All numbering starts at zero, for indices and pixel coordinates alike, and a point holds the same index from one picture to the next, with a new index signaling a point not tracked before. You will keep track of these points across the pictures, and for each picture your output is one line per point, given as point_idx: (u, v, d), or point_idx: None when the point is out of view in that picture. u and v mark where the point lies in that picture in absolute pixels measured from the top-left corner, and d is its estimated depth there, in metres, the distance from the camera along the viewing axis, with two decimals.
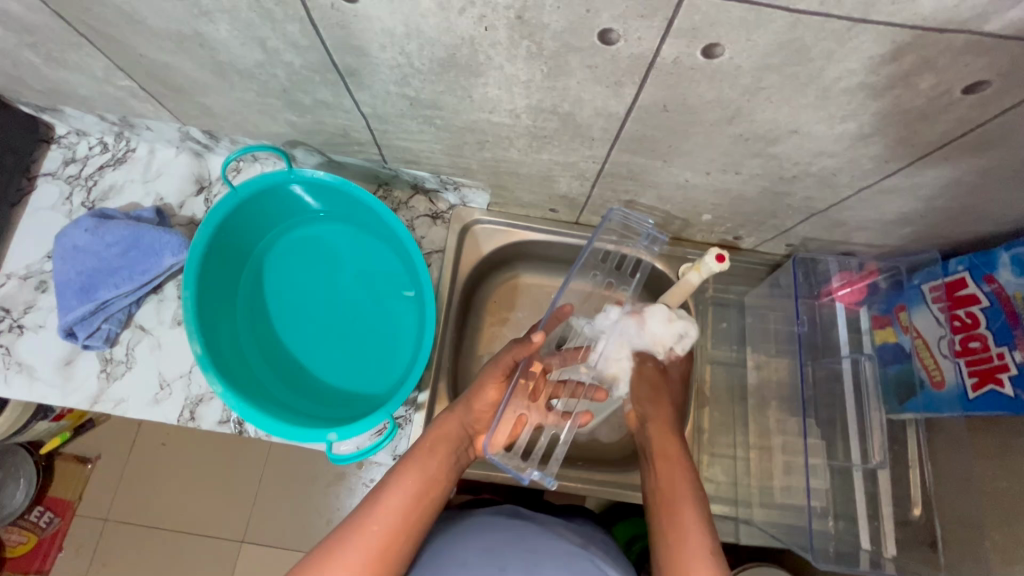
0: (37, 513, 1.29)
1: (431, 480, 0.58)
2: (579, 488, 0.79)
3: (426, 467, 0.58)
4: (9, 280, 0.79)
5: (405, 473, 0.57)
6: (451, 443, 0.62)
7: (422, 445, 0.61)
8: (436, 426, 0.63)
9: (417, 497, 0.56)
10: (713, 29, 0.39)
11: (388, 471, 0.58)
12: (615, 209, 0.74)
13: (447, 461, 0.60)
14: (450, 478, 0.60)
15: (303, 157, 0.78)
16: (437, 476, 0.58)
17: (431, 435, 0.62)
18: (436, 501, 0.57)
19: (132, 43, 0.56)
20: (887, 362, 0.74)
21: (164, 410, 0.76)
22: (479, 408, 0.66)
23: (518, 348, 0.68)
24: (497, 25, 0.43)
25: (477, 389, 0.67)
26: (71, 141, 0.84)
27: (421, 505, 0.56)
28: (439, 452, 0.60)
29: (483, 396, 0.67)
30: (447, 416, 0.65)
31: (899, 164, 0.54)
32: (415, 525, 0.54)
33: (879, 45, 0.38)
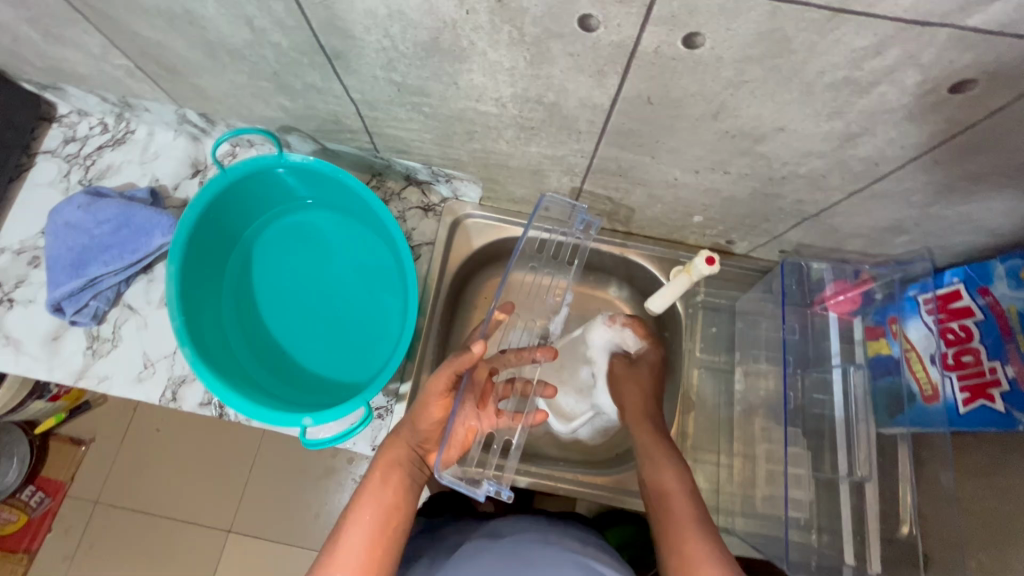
0: (29, 492, 1.29)
1: (389, 510, 0.60)
2: (561, 489, 0.79)
3: (381, 498, 0.60)
4: (3, 254, 0.80)
5: (362, 510, 0.59)
6: (403, 465, 0.64)
7: (373, 475, 0.62)
8: (384, 450, 0.64)
9: (378, 530, 0.58)
10: (693, 17, 0.39)
11: (348, 508, 0.60)
12: (545, 196, 0.72)
13: (402, 487, 0.62)
14: (410, 498, 0.62)
15: (297, 144, 0.78)
16: (394, 503, 0.60)
17: (381, 463, 0.64)
18: (400, 528, 0.60)
19: (126, 20, 0.56)
20: (877, 375, 0.72)
21: (147, 389, 0.76)
22: (424, 427, 0.65)
23: (457, 369, 0.62)
24: (477, 8, 0.43)
25: (421, 410, 0.64)
26: (73, 121, 0.85)
27: (386, 536, 0.58)
28: (392, 480, 0.62)
29: (428, 415, 0.64)
30: (392, 441, 0.65)
31: (889, 167, 0.53)
32: (381, 558, 0.57)
33: (862, 38, 0.38)
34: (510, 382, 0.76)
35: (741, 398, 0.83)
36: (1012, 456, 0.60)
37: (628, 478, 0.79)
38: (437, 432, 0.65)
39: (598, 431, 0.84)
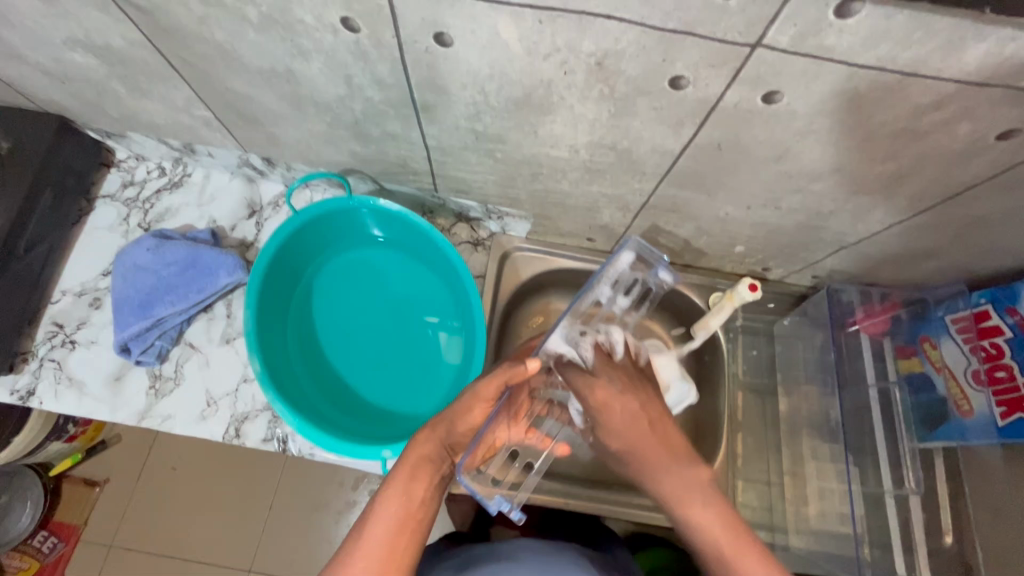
0: (41, 538, 1.27)
1: (413, 508, 0.54)
2: (634, 515, 0.81)
3: (407, 495, 0.55)
4: (64, 297, 0.81)
5: (384, 505, 0.54)
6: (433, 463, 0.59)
7: (400, 469, 0.57)
8: (416, 444, 0.59)
9: (398, 531, 0.53)
10: (777, 78, 0.44)
11: (370, 500, 0.56)
12: (629, 241, 0.70)
13: (429, 485, 0.57)
14: (435, 500, 0.57)
15: (355, 185, 0.82)
16: (418, 504, 0.55)
17: (411, 457, 0.58)
18: (420, 531, 0.54)
19: (221, 77, 0.60)
20: (914, 391, 0.77)
21: (209, 426, 0.77)
22: (462, 428, 0.62)
23: (508, 376, 0.63)
24: (576, 70, 0.47)
25: (462, 409, 0.62)
26: (131, 165, 0.88)
27: (405, 538, 0.53)
28: (419, 478, 0.57)
29: (468, 417, 0.62)
30: (424, 435, 0.60)
31: (931, 202, 0.58)
32: (396, 562, 0.51)
33: (926, 95, 0.43)
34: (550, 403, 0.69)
35: (785, 417, 0.86)
36: None
37: None
38: (469, 436, 0.62)
39: None
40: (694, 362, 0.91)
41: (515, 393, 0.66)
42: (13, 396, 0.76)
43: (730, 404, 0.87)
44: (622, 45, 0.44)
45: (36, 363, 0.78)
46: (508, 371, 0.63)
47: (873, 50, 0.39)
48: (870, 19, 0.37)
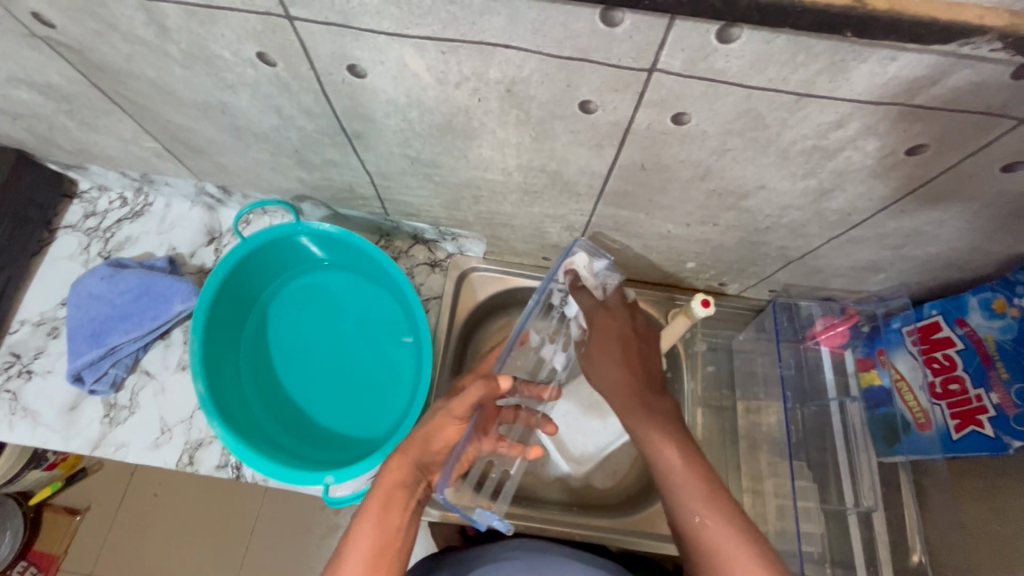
0: (20, 568, 1.25)
1: (389, 537, 0.54)
2: (634, 542, 0.78)
3: (382, 525, 0.54)
4: (22, 326, 0.82)
5: (361, 536, 0.53)
6: (406, 487, 0.57)
7: (373, 497, 0.56)
8: (388, 470, 0.57)
9: (376, 561, 0.52)
10: (680, 101, 0.45)
11: (345, 529, 0.55)
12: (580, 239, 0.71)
13: (404, 511, 0.56)
14: (411, 526, 0.57)
15: (310, 211, 0.83)
16: (392, 531, 0.55)
17: (383, 483, 0.57)
18: (397, 558, 0.54)
19: (160, 111, 0.62)
20: (872, 404, 0.76)
21: (163, 454, 0.77)
22: (437, 447, 0.61)
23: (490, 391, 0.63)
24: (489, 97, 0.48)
25: (435, 426, 0.61)
26: (93, 196, 0.89)
27: (383, 568, 0.53)
28: (394, 504, 0.56)
29: (444, 434, 0.61)
30: (394, 459, 0.59)
31: (861, 217, 0.59)
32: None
33: (826, 114, 0.43)
34: (515, 408, 0.73)
35: (744, 434, 0.85)
36: (1006, 478, 0.64)
37: (642, 521, 0.80)
38: (446, 454, 0.62)
39: (609, 473, 0.87)
40: None
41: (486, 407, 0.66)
42: None
43: (690, 422, 0.86)
44: (526, 73, 0.44)
45: None
46: (484, 386, 0.62)
47: (763, 72, 0.40)
48: (751, 43, 0.37)
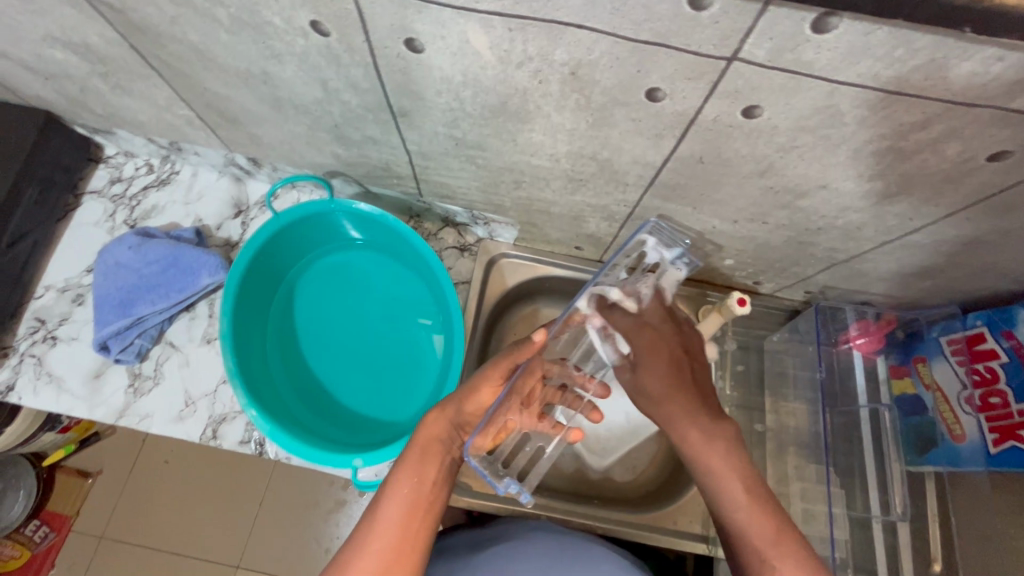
0: (33, 527, 1.24)
1: (427, 489, 0.52)
2: (658, 538, 0.77)
3: (420, 476, 0.52)
4: (47, 292, 0.81)
5: (400, 484, 0.51)
6: (442, 443, 0.56)
7: (411, 451, 0.55)
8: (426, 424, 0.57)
9: (413, 511, 0.50)
10: (754, 93, 0.42)
11: (380, 484, 0.53)
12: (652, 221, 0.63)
13: (441, 466, 0.54)
14: (449, 483, 0.55)
15: (340, 187, 0.81)
16: (431, 482, 0.53)
17: (420, 439, 0.56)
18: (437, 514, 0.52)
19: (199, 77, 0.60)
20: (906, 413, 0.74)
21: (187, 427, 0.76)
22: (471, 409, 0.59)
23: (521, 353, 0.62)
24: (550, 79, 0.46)
25: (469, 388, 0.60)
26: (119, 162, 0.88)
27: (420, 520, 0.50)
28: (431, 459, 0.54)
29: (478, 397, 0.60)
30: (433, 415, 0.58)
31: (921, 222, 0.57)
32: (413, 542, 0.49)
33: (911, 114, 0.41)
34: (560, 389, 0.70)
35: (771, 434, 0.83)
36: None
37: (662, 517, 0.78)
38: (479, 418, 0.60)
39: (628, 467, 0.85)
40: None
41: (526, 377, 0.64)
42: None
43: None
44: (595, 56, 0.42)
45: (17, 359, 0.78)
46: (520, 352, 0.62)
47: (853, 67, 0.38)
48: (848, 35, 0.35)
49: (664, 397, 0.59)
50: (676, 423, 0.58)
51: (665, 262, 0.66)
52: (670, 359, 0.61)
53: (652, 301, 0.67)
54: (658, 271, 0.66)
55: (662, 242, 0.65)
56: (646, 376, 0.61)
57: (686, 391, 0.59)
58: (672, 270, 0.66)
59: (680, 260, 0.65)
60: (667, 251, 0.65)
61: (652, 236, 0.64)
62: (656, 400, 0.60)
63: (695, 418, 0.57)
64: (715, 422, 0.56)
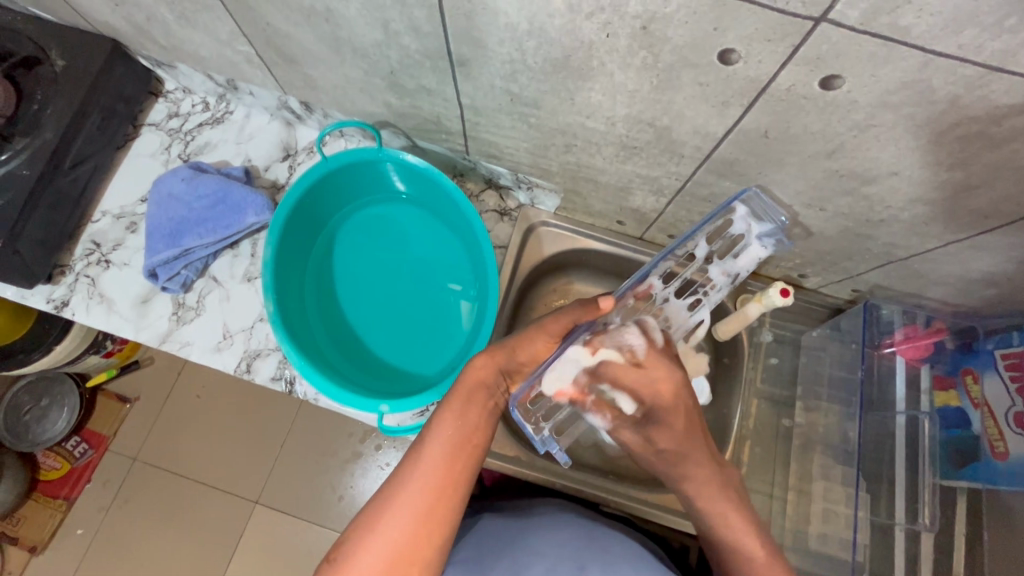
0: (74, 442, 1.32)
1: (468, 432, 0.55)
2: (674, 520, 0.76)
3: (463, 418, 0.56)
4: (104, 217, 0.84)
5: (443, 425, 0.55)
6: (487, 389, 0.59)
7: (455, 396, 0.57)
8: (473, 369, 0.59)
9: (456, 450, 0.54)
10: (838, 60, 0.40)
11: (424, 423, 0.56)
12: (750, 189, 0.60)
13: (483, 409, 0.57)
14: (489, 426, 0.57)
15: (388, 138, 0.81)
16: (472, 426, 0.56)
17: (465, 383, 0.58)
18: (476, 454, 0.55)
19: (263, 12, 0.60)
20: (947, 425, 0.70)
21: (224, 358, 0.79)
22: (524, 357, 0.62)
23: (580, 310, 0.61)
24: (620, 33, 0.44)
25: (528, 338, 0.61)
26: (177, 97, 0.90)
27: (462, 460, 0.53)
28: (474, 402, 0.57)
29: (533, 347, 0.62)
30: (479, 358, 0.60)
31: (997, 222, 0.53)
32: (456, 478, 0.52)
33: (1009, 96, 0.38)
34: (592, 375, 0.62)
35: (798, 432, 0.82)
36: None
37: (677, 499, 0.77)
38: (532, 366, 0.63)
39: None
40: (712, 362, 0.88)
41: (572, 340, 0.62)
42: (49, 304, 0.81)
43: (742, 411, 0.84)
44: (670, 9, 0.40)
45: (73, 277, 0.82)
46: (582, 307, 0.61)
47: (955, 36, 0.35)
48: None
49: (684, 441, 0.61)
50: (695, 472, 0.62)
51: (750, 234, 0.64)
52: (688, 417, 0.61)
53: (727, 275, 0.66)
54: (741, 243, 0.65)
55: (752, 213, 0.62)
56: (663, 390, 0.60)
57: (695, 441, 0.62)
58: (754, 247, 0.64)
59: (764, 236, 0.64)
60: (756, 222, 0.63)
61: (740, 207, 0.62)
62: (678, 443, 0.61)
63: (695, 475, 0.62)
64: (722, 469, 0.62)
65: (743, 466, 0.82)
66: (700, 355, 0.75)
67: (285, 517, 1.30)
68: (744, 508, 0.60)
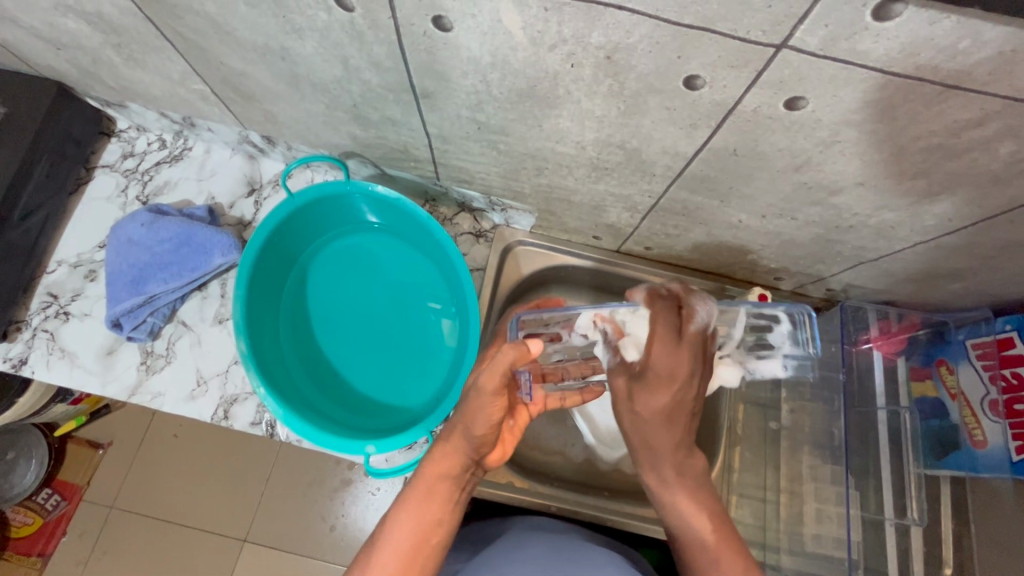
0: (45, 495, 1.26)
1: (427, 531, 0.54)
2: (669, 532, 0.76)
3: (423, 513, 0.54)
4: (59, 267, 0.81)
5: (397, 527, 0.53)
6: (451, 477, 0.56)
7: (415, 489, 0.55)
8: (435, 461, 0.55)
9: (412, 553, 0.52)
10: (802, 83, 0.40)
11: (381, 517, 0.55)
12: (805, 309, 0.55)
13: (447, 500, 0.56)
14: (452, 517, 0.56)
15: (355, 168, 0.79)
16: (432, 524, 0.54)
17: (427, 474, 0.56)
18: (432, 556, 0.54)
19: (215, 51, 0.58)
20: (926, 415, 0.72)
21: (198, 406, 0.76)
22: (480, 428, 0.55)
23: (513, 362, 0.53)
24: (584, 63, 0.44)
25: (475, 407, 0.54)
26: (131, 136, 0.86)
27: (417, 562, 0.52)
28: (435, 497, 0.55)
29: (485, 413, 0.55)
30: (442, 446, 0.57)
31: (961, 224, 0.54)
32: None
33: (966, 111, 0.39)
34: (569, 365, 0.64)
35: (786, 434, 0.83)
36: None
37: None
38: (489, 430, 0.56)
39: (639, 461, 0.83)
40: None
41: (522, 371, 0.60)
42: (6, 363, 0.77)
43: (729, 416, 0.85)
44: (634, 40, 0.40)
45: (30, 333, 0.77)
46: (512, 352, 0.53)
47: (914, 58, 0.35)
48: (911, 24, 0.33)
49: (658, 417, 0.51)
50: (658, 452, 0.54)
51: (781, 351, 0.58)
52: (675, 400, 0.50)
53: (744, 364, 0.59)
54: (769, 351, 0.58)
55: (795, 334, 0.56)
56: (653, 359, 0.49)
57: (671, 422, 0.52)
58: (780, 362, 0.59)
59: (790, 356, 0.59)
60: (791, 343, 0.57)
61: (787, 323, 0.56)
62: (652, 418, 0.51)
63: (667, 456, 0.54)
64: (687, 456, 0.55)
65: (734, 471, 0.83)
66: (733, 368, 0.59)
67: (274, 552, 1.26)
68: (704, 494, 0.56)
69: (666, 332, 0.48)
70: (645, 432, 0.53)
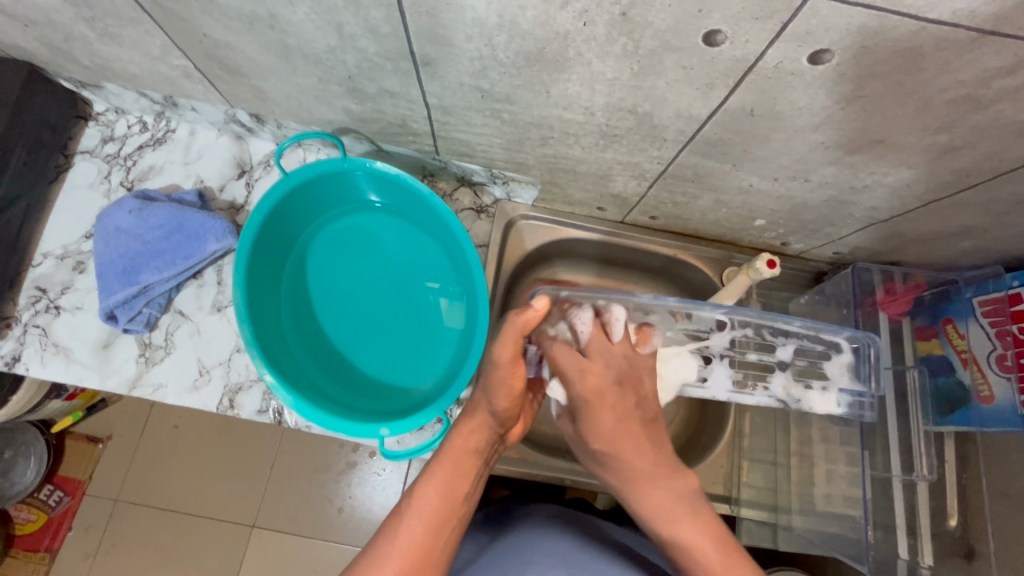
0: (47, 492, 1.25)
1: (454, 499, 0.56)
2: None
3: (453, 480, 0.57)
4: (46, 259, 0.77)
5: (427, 490, 0.55)
6: (477, 455, 0.60)
7: (443, 459, 0.58)
8: (459, 436, 0.60)
9: (442, 518, 0.54)
10: (828, 34, 0.38)
11: (410, 484, 0.57)
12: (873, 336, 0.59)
13: (472, 473, 0.59)
14: (474, 492, 0.59)
15: (350, 144, 0.76)
16: (460, 492, 0.57)
17: (454, 447, 0.59)
18: (455, 527, 0.56)
19: (198, 22, 0.54)
20: (933, 373, 0.72)
21: (203, 397, 0.75)
22: (502, 401, 0.60)
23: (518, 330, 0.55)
24: (597, 21, 0.41)
25: (496, 381, 0.59)
26: (110, 119, 0.82)
27: (444, 531, 0.54)
28: (463, 469, 0.58)
29: (505, 388, 0.59)
30: (468, 425, 0.61)
31: (979, 178, 0.53)
32: (434, 549, 0.53)
33: (999, 58, 0.38)
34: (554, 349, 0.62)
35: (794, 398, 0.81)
36: None
37: None
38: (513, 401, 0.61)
39: None
40: None
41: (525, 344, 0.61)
42: None
43: None
44: None
45: (21, 329, 0.75)
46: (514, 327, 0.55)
47: (950, 2, 0.34)
48: None
49: (617, 435, 0.58)
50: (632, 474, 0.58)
51: (837, 384, 0.62)
52: (621, 413, 0.59)
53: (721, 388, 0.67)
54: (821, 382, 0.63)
55: (855, 367, 0.62)
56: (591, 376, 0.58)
57: (637, 438, 0.58)
58: (834, 399, 0.63)
59: (846, 392, 0.63)
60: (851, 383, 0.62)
61: (848, 354, 0.61)
62: (608, 440, 0.58)
63: (649, 476, 0.57)
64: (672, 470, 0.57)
65: (744, 436, 0.84)
66: (684, 361, 0.65)
67: (285, 536, 1.27)
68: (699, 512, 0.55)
69: (595, 335, 0.59)
70: (613, 459, 0.59)
